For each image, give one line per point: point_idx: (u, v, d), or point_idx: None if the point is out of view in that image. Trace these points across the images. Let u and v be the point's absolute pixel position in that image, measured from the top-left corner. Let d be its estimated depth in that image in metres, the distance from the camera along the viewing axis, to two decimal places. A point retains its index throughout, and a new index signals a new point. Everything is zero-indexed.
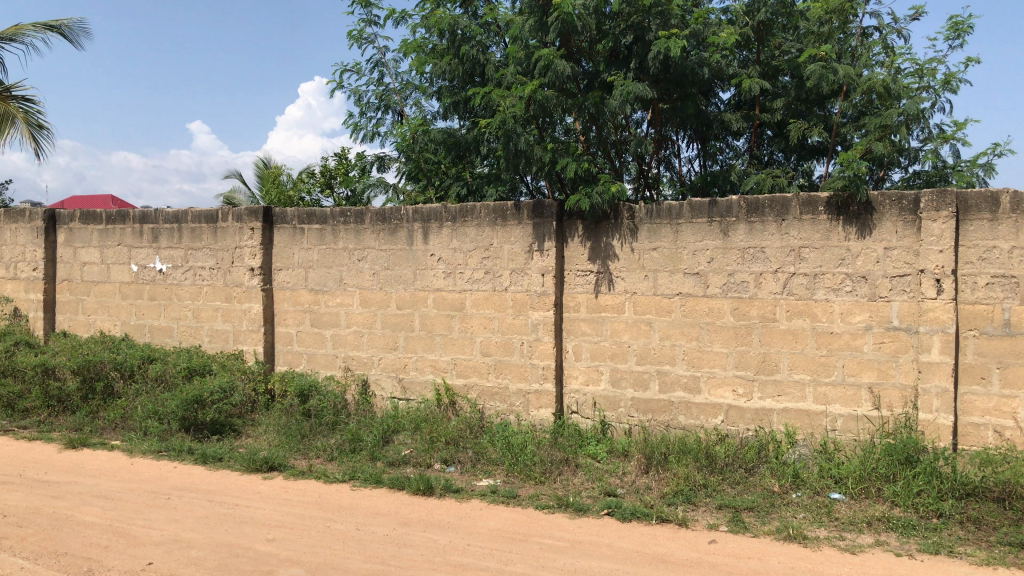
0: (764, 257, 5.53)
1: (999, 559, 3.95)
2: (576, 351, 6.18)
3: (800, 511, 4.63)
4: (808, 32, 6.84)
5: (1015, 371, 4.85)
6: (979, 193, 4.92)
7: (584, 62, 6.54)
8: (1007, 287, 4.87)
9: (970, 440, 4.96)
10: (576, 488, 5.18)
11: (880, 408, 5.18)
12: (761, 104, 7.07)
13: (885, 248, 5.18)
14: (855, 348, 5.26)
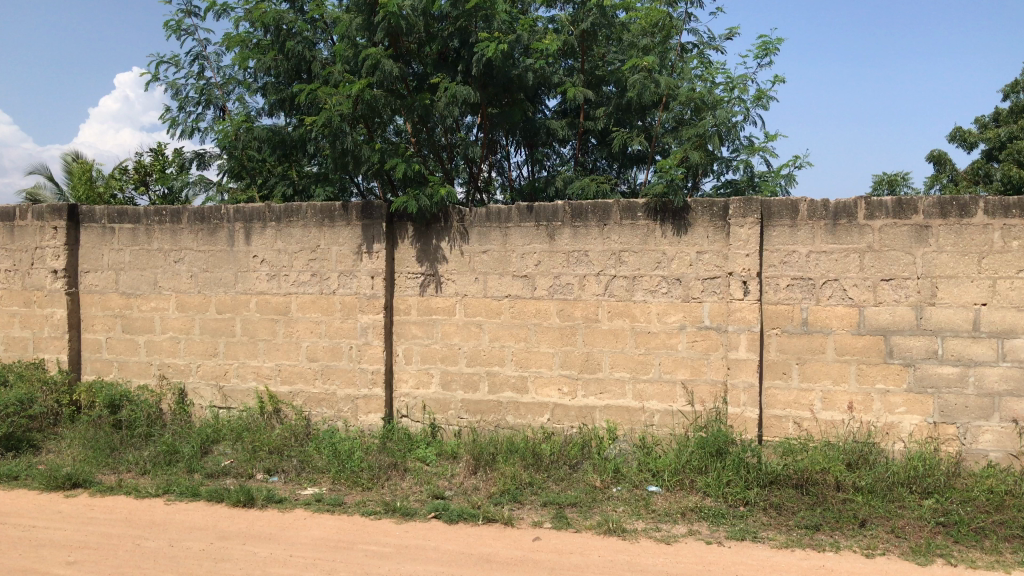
0: (587, 260, 5.69)
1: (797, 541, 4.24)
2: (405, 354, 6.12)
3: (620, 505, 4.79)
4: (631, 45, 7.15)
5: (811, 366, 5.27)
6: (781, 201, 5.30)
7: (413, 65, 6.54)
8: (805, 289, 5.28)
9: (773, 431, 5.33)
10: (404, 493, 5.13)
11: (693, 403, 5.46)
12: (585, 113, 7.33)
13: (697, 252, 5.46)
14: (671, 346, 5.51)
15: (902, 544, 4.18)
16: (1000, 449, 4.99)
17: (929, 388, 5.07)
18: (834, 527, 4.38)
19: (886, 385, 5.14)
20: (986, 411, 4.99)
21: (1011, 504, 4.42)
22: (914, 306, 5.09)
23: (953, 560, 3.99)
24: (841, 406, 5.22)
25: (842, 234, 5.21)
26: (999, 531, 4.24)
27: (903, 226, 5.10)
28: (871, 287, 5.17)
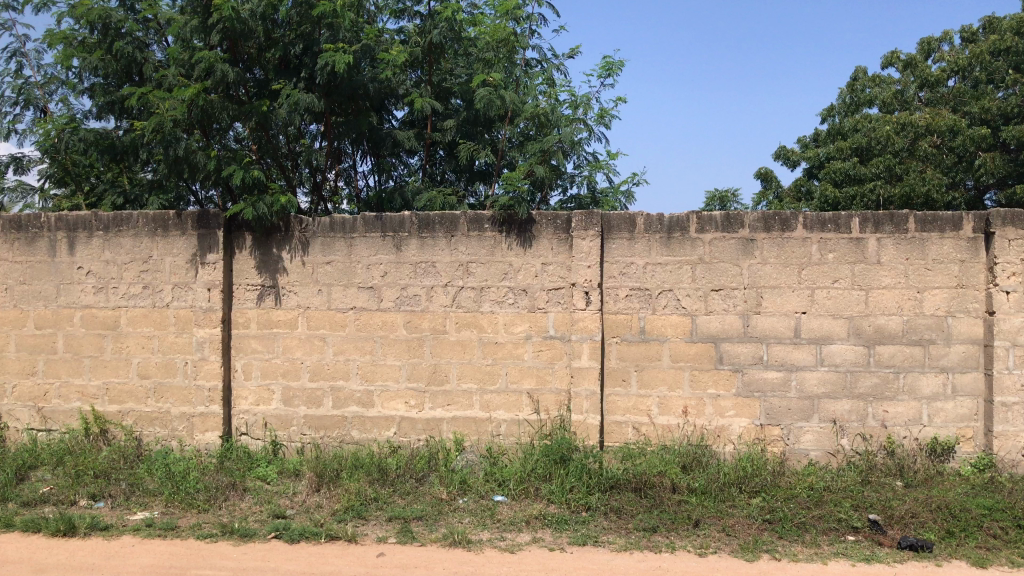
0: (435, 271, 5.68)
1: (635, 544, 4.37)
2: (245, 370, 5.89)
3: (466, 516, 4.79)
4: (478, 60, 7.23)
5: (649, 373, 5.46)
6: (620, 214, 5.48)
7: (254, 70, 6.34)
8: (642, 299, 5.48)
9: (614, 437, 5.49)
10: (243, 514, 4.93)
11: (538, 412, 5.55)
12: (432, 125, 7.32)
13: (542, 263, 5.56)
14: (517, 356, 5.57)
15: (732, 542, 4.39)
16: (819, 448, 5.35)
17: (756, 392, 5.38)
18: (670, 529, 4.54)
19: (717, 390, 5.41)
20: (806, 413, 5.35)
21: (829, 499, 4.74)
22: (742, 315, 5.39)
23: (777, 555, 4.23)
24: (676, 411, 5.44)
25: (676, 247, 5.44)
26: (818, 525, 4.53)
27: (731, 239, 5.39)
28: (702, 297, 5.42)
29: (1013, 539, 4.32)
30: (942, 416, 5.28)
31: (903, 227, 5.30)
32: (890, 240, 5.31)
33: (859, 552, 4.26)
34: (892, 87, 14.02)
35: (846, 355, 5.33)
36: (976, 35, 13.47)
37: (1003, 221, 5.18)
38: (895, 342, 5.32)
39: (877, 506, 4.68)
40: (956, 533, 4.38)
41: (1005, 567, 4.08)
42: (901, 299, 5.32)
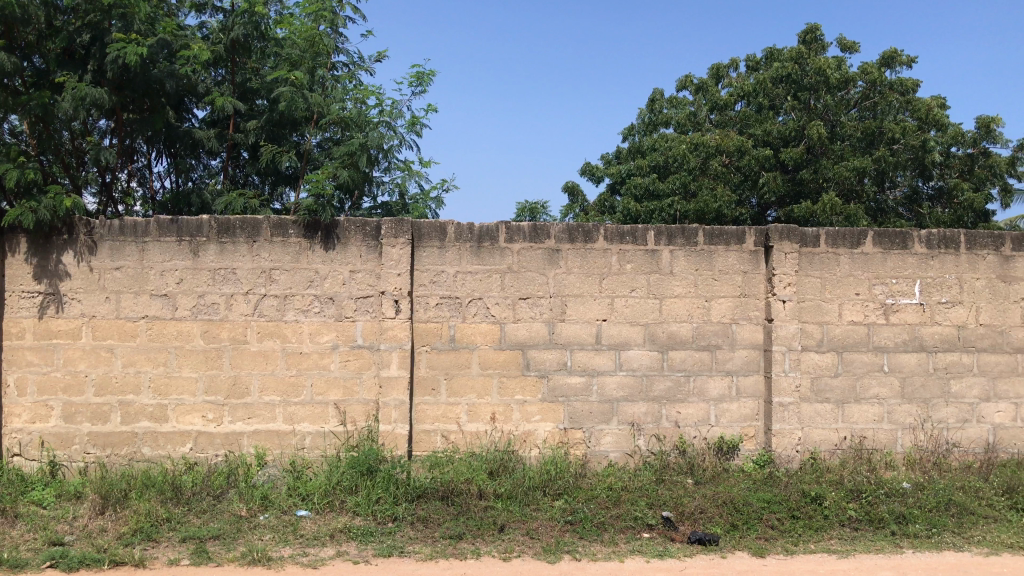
0: (235, 278, 5.43)
1: (441, 552, 4.37)
2: (18, 385, 5.37)
3: (266, 533, 4.59)
4: (284, 60, 7.03)
5: (458, 381, 5.49)
6: (430, 223, 5.48)
7: (33, 58, 5.80)
8: (451, 307, 5.50)
9: (422, 446, 5.46)
10: (13, 543, 4.48)
11: (345, 423, 5.43)
12: (235, 125, 7.05)
13: (350, 271, 5.46)
14: (322, 367, 5.43)
15: (535, 544, 4.48)
16: (618, 449, 5.57)
17: (560, 397, 5.53)
18: (475, 535, 4.57)
19: (524, 396, 5.51)
20: (606, 416, 5.56)
21: (626, 499, 4.95)
22: (547, 322, 5.54)
23: (578, 555, 4.36)
24: (483, 417, 5.49)
25: (486, 256, 5.51)
26: (616, 524, 4.71)
27: (538, 249, 5.53)
28: (510, 305, 5.52)
29: (787, 528, 4.69)
30: (728, 416, 5.66)
31: (694, 240, 5.66)
32: (682, 252, 5.65)
33: (653, 549, 4.47)
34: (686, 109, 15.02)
35: (643, 359, 5.60)
36: (759, 64, 14.65)
37: (780, 236, 5.64)
38: (686, 347, 5.65)
39: (670, 503, 4.93)
40: (739, 526, 4.70)
41: (781, 555, 4.42)
42: (692, 308, 5.67)
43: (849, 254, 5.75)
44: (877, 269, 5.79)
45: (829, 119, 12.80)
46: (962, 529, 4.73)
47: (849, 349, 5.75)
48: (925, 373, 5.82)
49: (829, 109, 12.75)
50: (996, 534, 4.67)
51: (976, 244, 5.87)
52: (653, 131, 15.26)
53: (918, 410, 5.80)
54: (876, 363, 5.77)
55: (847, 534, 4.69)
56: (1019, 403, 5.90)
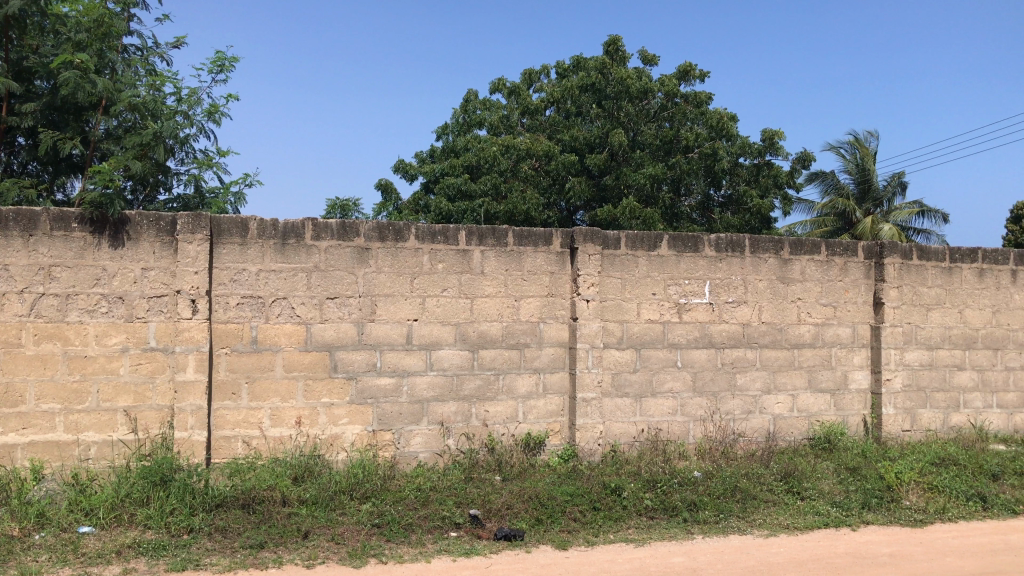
0: (8, 276, 4.94)
1: (240, 563, 4.17)
2: None
3: (42, 554, 4.20)
4: (68, 40, 6.48)
5: (260, 385, 5.27)
6: (230, 218, 5.23)
7: None
8: (253, 307, 5.28)
9: (222, 453, 5.18)
10: None
11: (135, 432, 5.07)
12: (8, 107, 6.41)
13: (141, 268, 5.12)
14: (110, 371, 5.05)
15: (340, 550, 4.37)
16: (427, 449, 5.55)
17: (368, 399, 5.44)
18: (277, 544, 4.39)
19: (331, 398, 5.38)
20: (416, 416, 5.53)
21: (434, 499, 4.94)
22: (356, 323, 5.43)
23: (384, 559, 4.29)
24: (288, 421, 5.31)
25: (290, 254, 5.33)
26: (423, 525, 4.69)
27: (346, 247, 5.42)
28: (317, 305, 5.37)
29: (589, 520, 4.85)
30: (535, 413, 5.79)
31: (503, 241, 5.74)
32: (492, 253, 5.72)
33: (460, 547, 4.48)
34: (498, 112, 15.27)
35: (453, 359, 5.62)
36: (567, 71, 15.13)
37: (584, 238, 5.83)
38: (495, 346, 5.72)
39: (477, 501, 4.97)
40: (543, 520, 4.81)
41: (582, 546, 4.56)
42: (501, 307, 5.75)
43: (647, 256, 6.04)
44: (672, 271, 6.11)
45: (631, 129, 13.57)
46: (746, 513, 5.07)
47: (647, 346, 6.04)
48: (714, 368, 6.21)
49: (631, 118, 13.51)
50: (775, 517, 5.04)
51: (759, 248, 6.33)
52: (466, 132, 15.41)
53: (708, 403, 6.18)
54: (671, 359, 6.09)
55: (644, 523, 4.91)
56: (795, 394, 6.42)
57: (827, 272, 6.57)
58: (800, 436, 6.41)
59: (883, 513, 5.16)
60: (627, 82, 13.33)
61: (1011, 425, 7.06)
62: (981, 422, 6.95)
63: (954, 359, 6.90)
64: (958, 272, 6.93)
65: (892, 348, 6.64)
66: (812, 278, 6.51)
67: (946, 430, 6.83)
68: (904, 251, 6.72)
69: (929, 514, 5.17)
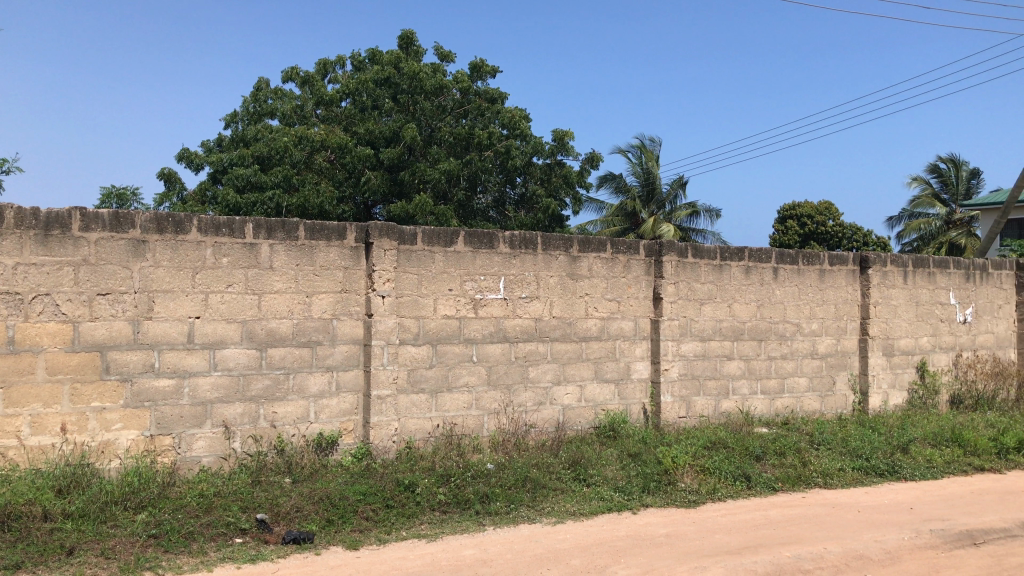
0: None
1: None
2: None
3: None
4: None
5: (18, 390, 4.76)
6: None
7: None
8: (11, 305, 4.77)
9: None
10: None
11: None
12: None
13: None
14: None
15: (111, 565, 4.04)
16: (211, 453, 5.27)
17: (145, 402, 5.08)
18: (36, 563, 3.99)
19: (102, 402, 4.97)
20: (198, 419, 5.24)
21: (217, 505, 4.69)
22: (131, 321, 5.06)
23: (161, 571, 4.02)
24: (51, 429, 4.84)
25: (55, 246, 4.88)
26: (206, 532, 4.44)
27: (119, 240, 5.03)
28: (86, 302, 4.95)
29: (381, 518, 4.80)
30: (327, 412, 5.65)
31: (294, 235, 5.55)
32: (282, 247, 5.52)
33: (245, 554, 4.29)
34: (291, 102, 14.84)
35: (240, 358, 5.37)
36: (362, 64, 14.95)
37: (379, 232, 5.76)
38: (285, 344, 5.53)
39: (265, 505, 4.77)
40: (334, 521, 4.70)
41: (373, 545, 4.50)
42: (291, 303, 5.56)
43: (442, 251, 6.05)
44: (467, 266, 6.16)
45: (427, 125, 13.57)
46: (535, 502, 5.21)
47: (442, 342, 6.05)
48: (507, 362, 6.34)
49: (426, 114, 13.49)
50: (563, 504, 5.21)
51: (549, 245, 6.53)
52: (256, 121, 14.86)
53: (501, 396, 6.30)
54: (466, 354, 6.15)
55: (436, 518, 4.92)
56: (583, 385, 6.69)
57: (612, 269, 6.88)
58: (587, 425, 6.69)
59: (660, 496, 5.47)
60: (419, 76, 13.50)
61: (772, 409, 7.72)
62: (747, 407, 7.54)
63: (724, 350, 7.44)
64: (727, 269, 7.47)
65: (670, 340, 7.07)
66: (598, 274, 6.79)
67: (717, 415, 7.36)
68: (681, 249, 7.16)
69: (702, 495, 5.54)
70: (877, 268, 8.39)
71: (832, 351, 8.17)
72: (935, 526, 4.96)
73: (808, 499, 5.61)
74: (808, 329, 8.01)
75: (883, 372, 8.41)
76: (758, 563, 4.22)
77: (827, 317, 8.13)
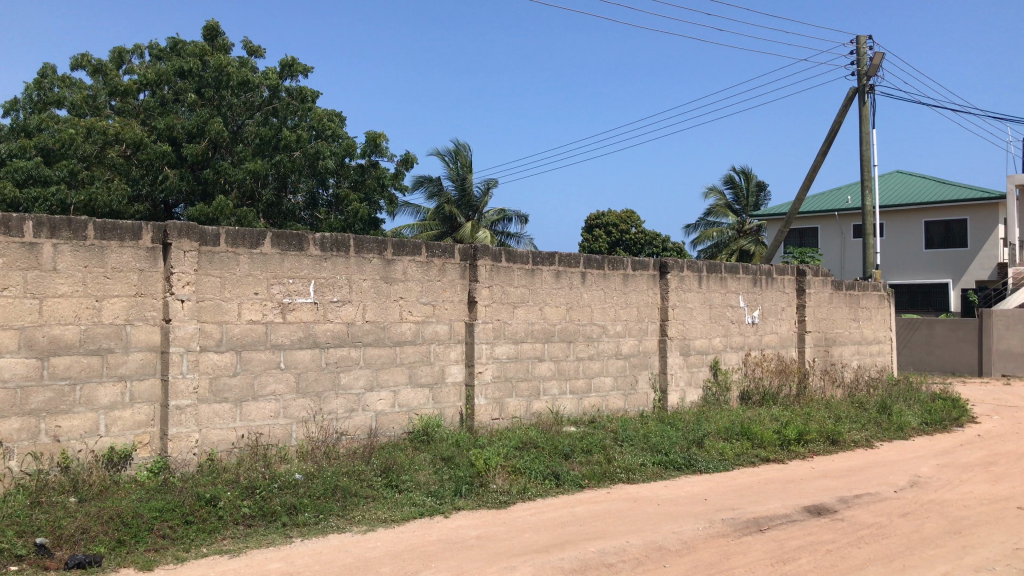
0: None
1: None
2: None
3: None
4: None
5: None
6: None
7: None
8: None
9: None
10: None
11: None
12: None
13: None
14: None
15: None
16: None
17: None
18: None
19: None
20: None
21: None
22: None
23: None
24: None
25: None
26: None
27: None
28: None
29: (179, 536, 4.52)
30: (119, 424, 5.27)
31: (81, 234, 5.15)
32: (67, 247, 5.10)
33: None
34: (80, 92, 13.82)
35: (16, 369, 4.89)
36: (163, 53, 14.17)
37: (178, 233, 5.45)
38: (70, 353, 5.10)
39: (45, 528, 4.36)
40: (126, 541, 4.37)
41: (170, 565, 4.23)
42: (78, 308, 5.15)
43: (248, 254, 5.81)
44: (275, 270, 5.94)
45: (233, 121, 13.15)
46: (345, 511, 5.10)
47: (247, 348, 5.81)
48: (318, 368, 6.17)
49: (233, 110, 13.07)
50: (374, 512, 5.13)
51: (363, 248, 6.41)
52: (41, 110, 13.75)
53: (311, 404, 6.12)
54: (273, 360, 5.93)
55: (240, 532, 4.70)
56: (396, 391, 6.63)
57: (427, 273, 6.86)
58: (400, 430, 6.63)
59: (472, 499, 5.50)
60: (227, 70, 12.87)
61: (580, 408, 7.98)
62: (557, 408, 7.76)
63: (535, 352, 7.61)
64: (539, 274, 7.65)
65: (484, 343, 7.15)
66: (413, 278, 6.75)
67: (528, 416, 7.52)
68: (494, 254, 7.24)
69: (512, 495, 5.63)
70: (677, 273, 8.88)
71: (635, 351, 8.55)
72: (727, 515, 5.30)
73: (613, 494, 5.83)
74: (614, 331, 8.35)
75: (681, 370, 8.91)
76: (565, 560, 4.34)
77: (630, 319, 8.50)
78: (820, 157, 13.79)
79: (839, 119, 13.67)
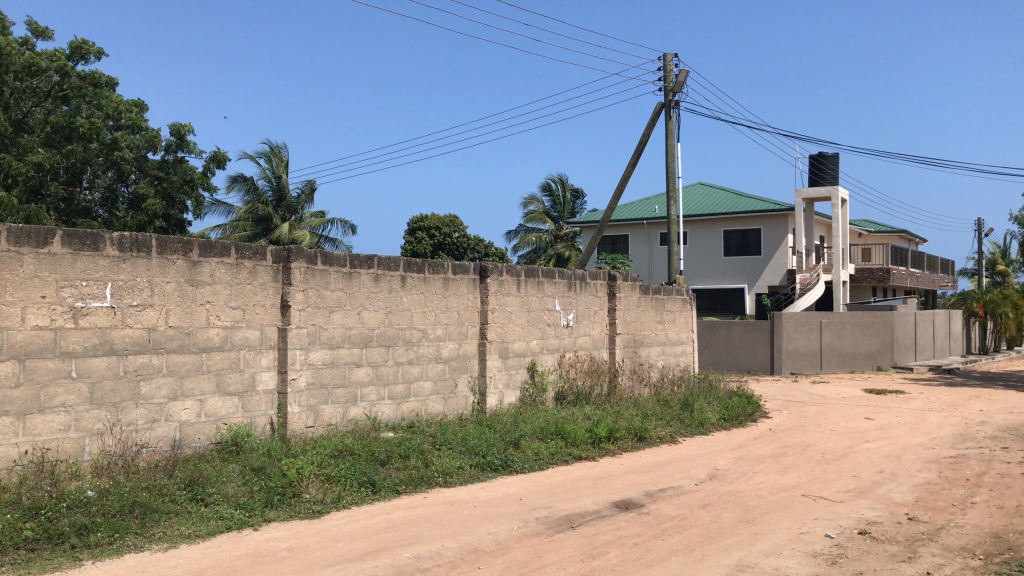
0: None
1: None
2: None
3: None
4: None
5: None
6: None
7: None
8: None
9: None
10: None
11: None
12: None
13: None
14: None
15: None
16: None
17: None
18: None
19: None
20: None
21: None
22: None
23: None
24: None
25: None
26: None
27: None
28: None
29: None
30: None
31: None
32: None
33: None
34: None
35: None
36: None
37: None
38: None
39: None
40: None
41: None
42: None
43: (33, 253, 5.35)
44: (65, 271, 5.50)
45: (17, 108, 12.21)
46: (144, 529, 4.78)
47: (32, 356, 5.33)
48: (114, 377, 5.76)
49: (16, 96, 12.15)
50: (176, 528, 4.85)
51: (166, 248, 6.07)
52: None
53: (106, 415, 5.70)
54: (62, 369, 5.48)
55: (20, 557, 4.29)
56: (202, 400, 6.31)
57: (237, 275, 6.58)
58: (206, 441, 6.32)
59: (283, 510, 5.32)
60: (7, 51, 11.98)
61: (399, 413, 7.92)
62: (374, 413, 7.66)
63: (352, 357, 7.48)
64: (356, 277, 7.52)
65: (297, 348, 6.96)
66: (221, 281, 6.45)
67: (344, 423, 7.37)
68: (309, 256, 7.05)
69: (326, 504, 5.49)
70: (495, 277, 9.00)
71: (455, 355, 8.59)
72: (540, 513, 5.41)
73: (429, 498, 5.81)
74: (433, 335, 8.34)
75: (499, 372, 9.04)
76: (379, 567, 4.28)
77: (450, 323, 8.53)
78: (630, 168, 14.42)
79: (647, 133, 14.37)
